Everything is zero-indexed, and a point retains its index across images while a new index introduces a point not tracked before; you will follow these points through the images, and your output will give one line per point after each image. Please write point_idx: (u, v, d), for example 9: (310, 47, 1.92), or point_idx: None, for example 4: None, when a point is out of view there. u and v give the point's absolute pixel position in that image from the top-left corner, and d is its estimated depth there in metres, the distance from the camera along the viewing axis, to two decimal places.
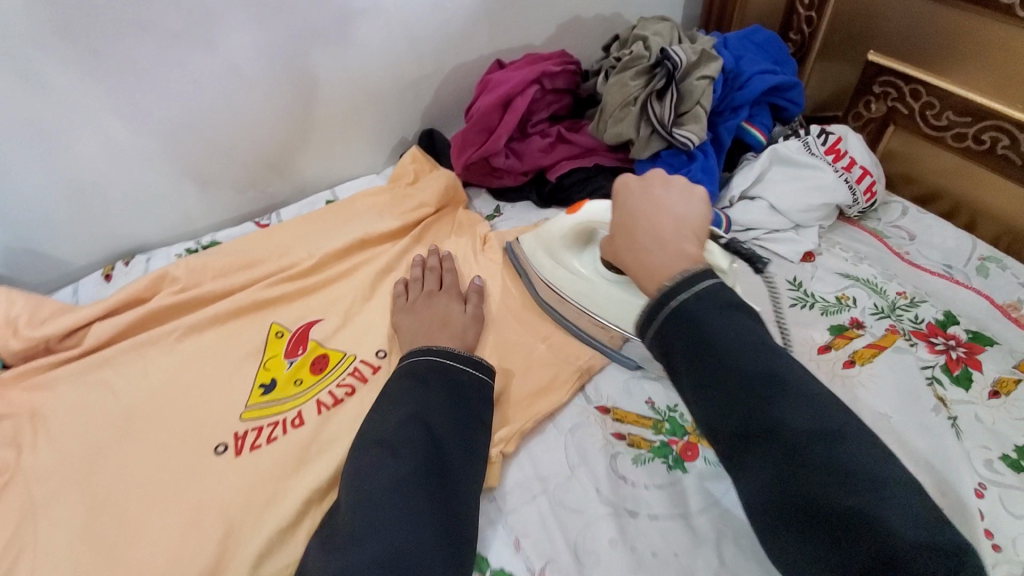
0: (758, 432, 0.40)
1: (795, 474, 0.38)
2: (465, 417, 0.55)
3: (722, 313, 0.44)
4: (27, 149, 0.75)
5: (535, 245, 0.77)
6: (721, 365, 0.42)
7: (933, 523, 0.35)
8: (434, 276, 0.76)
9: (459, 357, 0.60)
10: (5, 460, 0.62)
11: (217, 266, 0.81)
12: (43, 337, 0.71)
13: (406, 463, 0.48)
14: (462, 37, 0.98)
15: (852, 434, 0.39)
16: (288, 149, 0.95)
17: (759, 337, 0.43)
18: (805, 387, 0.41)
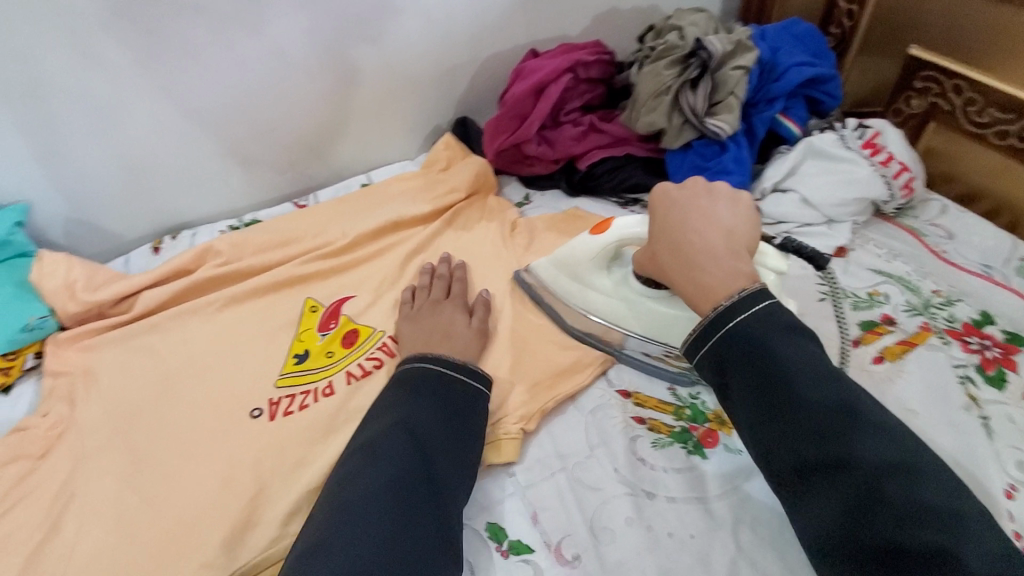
0: (824, 460, 0.40)
1: (865, 505, 0.38)
2: (457, 429, 0.54)
3: (785, 336, 0.44)
4: (88, 125, 0.80)
5: (556, 271, 0.71)
6: (781, 388, 0.43)
7: (1010, 557, 0.35)
8: (442, 284, 0.74)
9: (456, 364, 0.59)
10: (60, 413, 0.67)
11: (257, 242, 0.84)
12: (97, 302, 0.75)
13: (391, 472, 0.48)
14: (499, 27, 1.00)
15: (921, 466, 0.39)
16: (328, 133, 0.98)
17: (821, 363, 0.44)
18: (872, 416, 0.41)
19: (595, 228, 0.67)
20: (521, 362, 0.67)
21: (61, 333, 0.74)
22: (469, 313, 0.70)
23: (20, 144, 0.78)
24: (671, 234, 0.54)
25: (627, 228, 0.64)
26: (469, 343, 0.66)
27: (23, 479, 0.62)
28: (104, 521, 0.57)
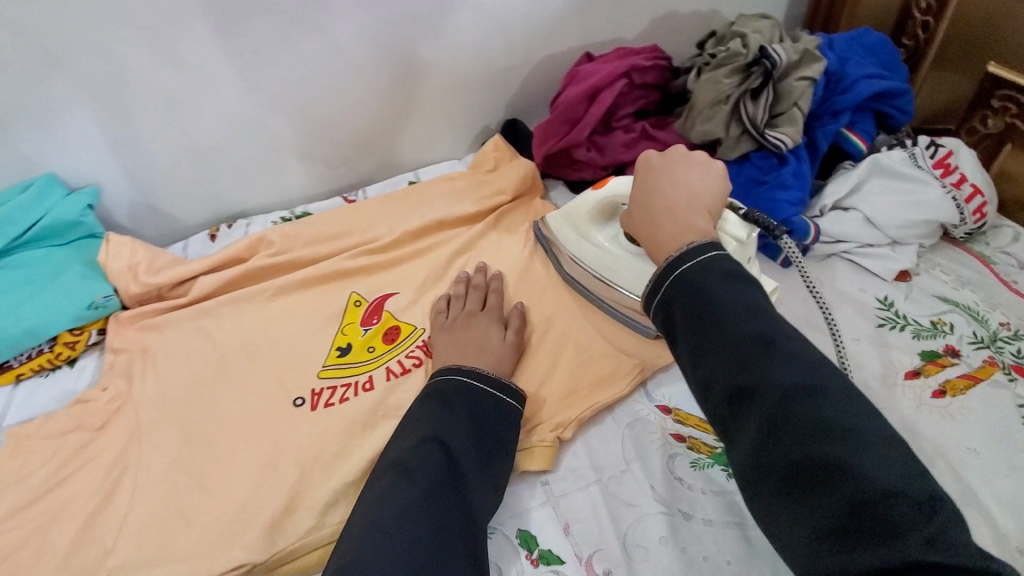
0: (746, 390, 0.39)
1: (779, 430, 0.37)
2: (490, 447, 0.54)
3: (720, 275, 0.44)
4: (157, 114, 0.84)
5: (561, 221, 0.76)
6: (714, 327, 0.42)
7: (916, 477, 0.34)
8: (477, 294, 0.73)
9: (491, 381, 0.59)
10: (119, 388, 0.71)
11: (307, 234, 0.87)
12: (157, 285, 0.79)
13: (426, 487, 0.47)
14: (554, 29, 0.99)
15: (841, 393, 0.38)
16: (380, 130, 1.00)
17: (755, 299, 0.43)
18: (795, 347, 0.40)
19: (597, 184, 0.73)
20: (558, 369, 0.67)
21: (123, 313, 0.78)
22: (504, 325, 0.69)
23: (94, 129, 0.83)
24: (643, 199, 0.55)
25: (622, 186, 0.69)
26: (509, 346, 0.66)
27: (83, 449, 0.65)
28: (153, 495, 0.60)
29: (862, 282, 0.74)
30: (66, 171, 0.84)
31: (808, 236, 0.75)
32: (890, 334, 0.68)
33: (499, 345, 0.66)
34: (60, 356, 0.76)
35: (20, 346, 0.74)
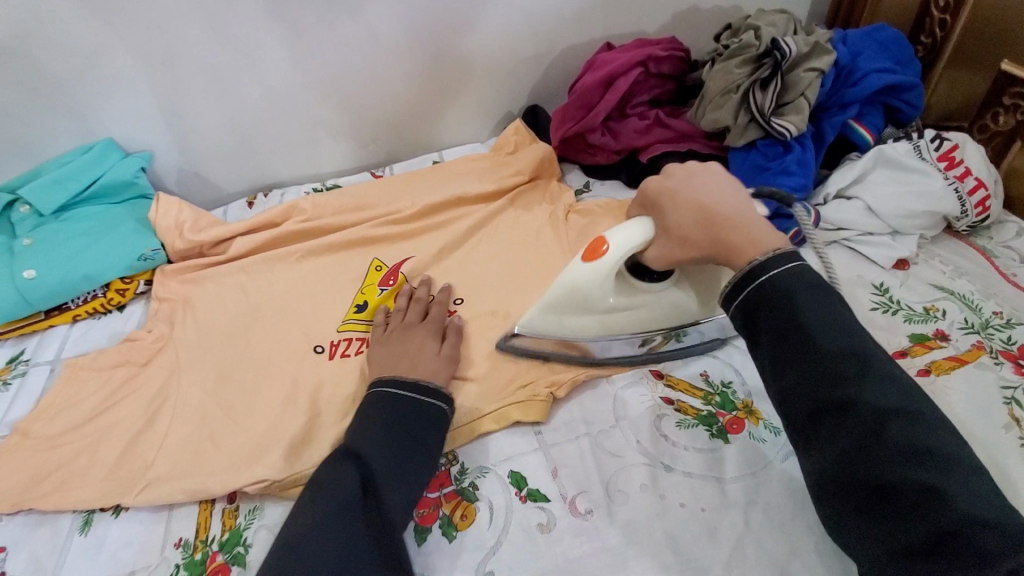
0: (838, 406, 0.43)
1: (871, 446, 0.41)
2: (410, 443, 0.56)
3: (810, 289, 0.46)
4: (206, 87, 0.92)
5: (547, 314, 0.65)
6: (805, 340, 0.45)
7: (1001, 506, 0.39)
8: (418, 307, 0.73)
9: (405, 384, 0.60)
10: (163, 331, 0.78)
11: (336, 204, 0.93)
12: (200, 242, 0.86)
13: (336, 498, 0.50)
14: (578, 20, 1.03)
15: (928, 414, 0.42)
16: (408, 112, 1.06)
17: (842, 316, 0.46)
18: (888, 367, 0.44)
19: (588, 257, 0.60)
20: None
21: (169, 266, 0.86)
22: (440, 338, 0.69)
23: (149, 100, 0.91)
24: (695, 212, 0.55)
25: (628, 243, 0.58)
26: (448, 351, 0.67)
27: (130, 380, 0.73)
28: (188, 423, 0.67)
29: (860, 268, 0.76)
30: (123, 136, 0.93)
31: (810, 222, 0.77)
32: (882, 318, 0.70)
33: (432, 356, 0.66)
34: (112, 301, 0.84)
35: (79, 290, 0.82)
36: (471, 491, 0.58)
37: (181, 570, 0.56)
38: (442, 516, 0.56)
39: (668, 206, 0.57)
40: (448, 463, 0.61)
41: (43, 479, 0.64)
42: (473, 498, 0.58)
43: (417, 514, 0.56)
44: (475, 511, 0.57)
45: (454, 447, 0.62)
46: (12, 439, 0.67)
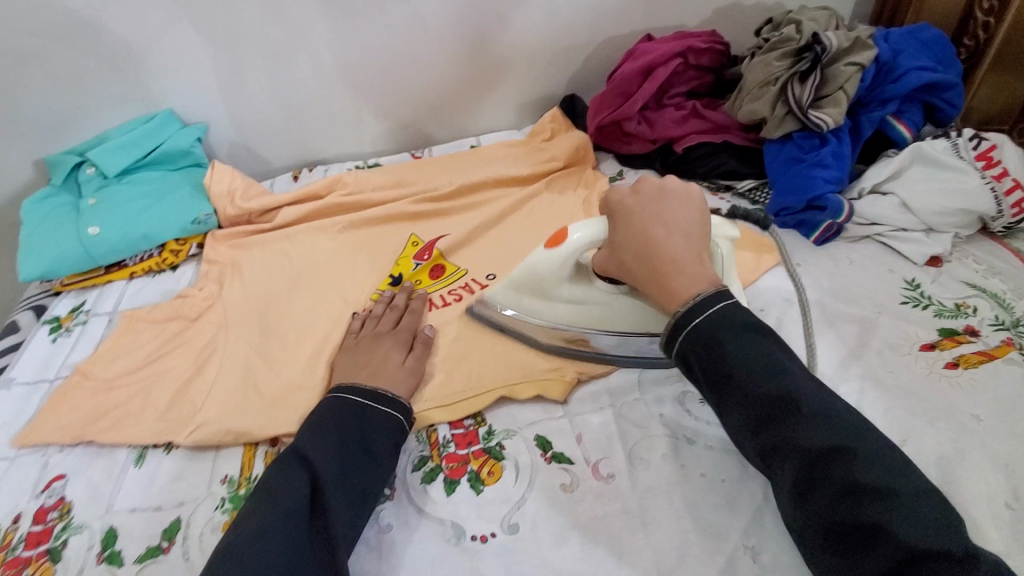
0: (777, 450, 0.47)
1: (813, 487, 0.45)
2: (361, 455, 0.54)
3: (739, 334, 0.49)
4: (261, 64, 0.97)
5: (511, 291, 0.67)
6: (738, 387, 0.48)
7: (943, 529, 0.42)
8: (392, 315, 0.72)
9: (364, 392, 0.59)
10: (213, 290, 0.83)
11: (375, 181, 0.97)
12: (250, 210, 0.91)
13: (285, 504, 0.49)
14: (621, 11, 1.05)
15: (863, 447, 0.45)
16: (449, 96, 1.09)
17: (770, 357, 0.49)
18: (820, 406, 0.46)
19: (551, 240, 0.61)
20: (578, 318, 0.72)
21: (219, 231, 0.91)
22: (409, 349, 0.68)
23: (209, 74, 0.96)
24: (638, 240, 0.56)
25: (586, 235, 0.60)
26: (414, 361, 0.66)
27: (182, 333, 0.78)
28: (233, 374, 0.71)
29: (892, 263, 0.77)
30: (182, 108, 0.98)
31: (841, 215, 0.79)
32: (911, 311, 0.71)
33: (395, 367, 0.64)
34: (165, 261, 0.90)
35: (136, 248, 0.88)
36: (497, 450, 0.60)
37: (226, 503, 0.60)
38: (469, 471, 0.58)
39: (619, 225, 0.57)
40: (477, 423, 0.63)
41: (101, 416, 0.68)
42: (500, 457, 0.59)
43: (447, 467, 0.59)
44: (501, 469, 0.58)
45: (481, 410, 0.64)
46: (75, 379, 0.73)
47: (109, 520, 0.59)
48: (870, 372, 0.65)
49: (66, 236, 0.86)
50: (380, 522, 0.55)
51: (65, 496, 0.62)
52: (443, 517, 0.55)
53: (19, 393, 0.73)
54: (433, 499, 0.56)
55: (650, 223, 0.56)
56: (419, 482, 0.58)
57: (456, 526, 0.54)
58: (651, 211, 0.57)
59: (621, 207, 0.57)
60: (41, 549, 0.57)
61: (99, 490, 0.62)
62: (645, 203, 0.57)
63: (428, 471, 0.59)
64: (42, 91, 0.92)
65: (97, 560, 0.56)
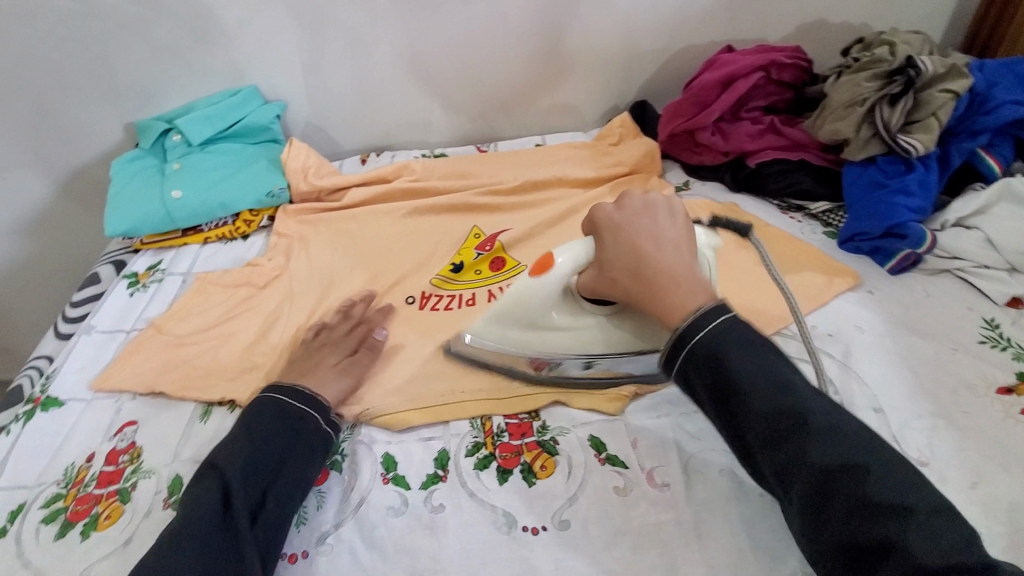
0: (788, 467, 0.44)
1: (826, 504, 0.43)
2: (271, 460, 0.54)
3: (741, 347, 0.47)
4: (345, 48, 1.00)
5: (495, 325, 0.64)
6: (744, 405, 0.46)
7: (961, 545, 0.40)
8: (345, 325, 0.71)
9: (277, 391, 0.60)
10: (280, 261, 0.86)
11: (443, 170, 0.99)
12: (322, 188, 0.94)
13: (188, 513, 0.50)
14: (703, 21, 1.05)
15: (875, 460, 0.43)
16: (519, 93, 1.10)
17: (776, 372, 0.46)
18: (829, 421, 0.45)
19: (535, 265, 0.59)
20: None
21: (290, 206, 0.94)
22: (351, 355, 0.68)
23: (294, 54, 1.00)
24: (628, 258, 0.53)
25: (571, 256, 0.58)
26: (347, 364, 0.66)
27: (249, 299, 0.81)
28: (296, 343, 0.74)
29: (970, 301, 0.74)
30: (265, 86, 1.02)
31: (925, 244, 0.76)
32: (989, 352, 0.68)
33: (326, 368, 0.65)
34: (238, 230, 0.93)
35: (213, 215, 0.92)
36: (552, 446, 0.60)
37: None
38: (522, 463, 0.59)
39: (608, 238, 0.55)
40: (531, 417, 0.63)
41: (171, 369, 0.72)
42: (553, 452, 0.59)
43: (500, 457, 0.59)
44: (554, 465, 0.58)
45: (536, 405, 0.64)
46: (149, 332, 0.76)
47: (175, 469, 0.61)
48: (941, 409, 0.63)
49: (150, 196, 0.91)
50: (431, 503, 0.56)
51: (136, 441, 0.64)
52: (495, 505, 0.55)
53: (97, 340, 0.77)
54: (485, 485, 0.57)
55: (640, 238, 0.54)
56: (471, 467, 0.58)
57: (507, 515, 0.54)
58: (640, 225, 0.55)
59: (608, 223, 0.56)
60: (112, 489, 0.60)
61: (167, 439, 0.64)
62: (628, 218, 0.55)
63: (481, 458, 0.59)
64: (141, 58, 0.97)
65: (164, 504, 0.58)
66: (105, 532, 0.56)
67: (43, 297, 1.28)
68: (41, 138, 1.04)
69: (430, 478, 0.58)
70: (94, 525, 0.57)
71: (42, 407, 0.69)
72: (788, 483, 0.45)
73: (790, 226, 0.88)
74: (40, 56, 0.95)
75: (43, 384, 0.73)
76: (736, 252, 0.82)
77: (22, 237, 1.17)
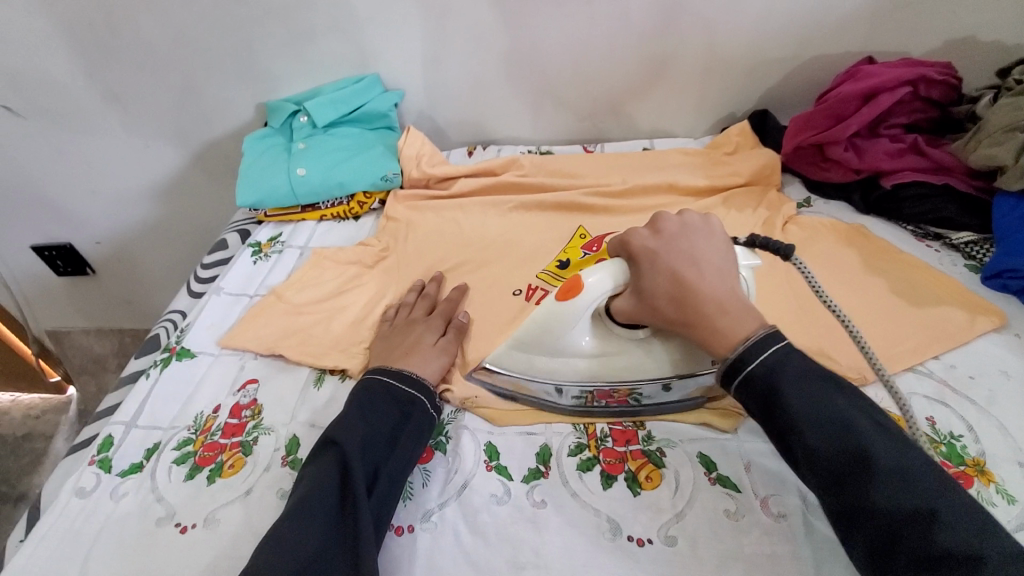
0: (849, 512, 0.43)
1: (894, 554, 0.40)
2: (384, 439, 0.56)
3: (796, 380, 0.47)
4: (466, 41, 1.02)
5: (516, 351, 0.63)
6: (798, 441, 0.45)
7: None
8: (423, 303, 0.75)
9: (387, 373, 0.62)
10: (389, 243, 0.89)
11: (552, 167, 1.00)
12: (432, 175, 0.97)
13: (310, 488, 0.51)
14: (840, 29, 0.98)
15: (949, 506, 0.40)
16: (630, 94, 1.08)
17: (837, 410, 0.45)
18: (895, 462, 0.42)
19: (562, 289, 0.59)
20: None
21: (401, 191, 0.97)
22: (441, 332, 0.70)
23: (417, 45, 1.03)
24: (668, 284, 0.54)
25: (602, 282, 0.57)
26: (445, 342, 0.68)
27: (360, 277, 0.85)
28: None
29: None
30: (386, 74, 1.07)
31: None
32: None
33: (428, 347, 0.67)
34: (351, 211, 0.98)
35: (331, 194, 0.97)
36: (658, 457, 0.58)
37: None
38: (627, 470, 0.57)
39: (645, 264, 0.55)
40: (636, 425, 0.62)
41: (289, 334, 0.76)
42: (660, 464, 0.58)
43: (604, 461, 0.58)
44: (660, 477, 0.56)
45: (643, 415, 0.62)
46: (270, 299, 0.81)
47: (292, 429, 0.65)
48: None
49: (277, 172, 0.97)
50: (534, 497, 0.56)
51: (257, 399, 0.69)
52: (599, 510, 0.54)
53: (225, 301, 0.83)
54: (588, 487, 0.56)
55: (682, 263, 0.54)
56: (574, 468, 0.58)
57: (612, 521, 0.53)
58: (679, 248, 0.55)
59: (644, 250, 0.56)
60: (235, 440, 0.64)
61: (284, 401, 0.68)
62: (666, 241, 0.56)
63: (585, 459, 0.58)
64: (279, 43, 1.03)
65: (282, 462, 0.62)
66: (229, 480, 0.60)
67: (168, 258, 1.41)
68: (184, 112, 1.13)
69: (532, 473, 0.58)
70: (219, 472, 0.61)
71: (177, 357, 0.76)
72: (852, 525, 0.43)
73: (925, 254, 0.81)
74: (192, 36, 1.03)
75: (178, 335, 0.79)
76: (863, 279, 0.77)
77: (157, 201, 1.28)
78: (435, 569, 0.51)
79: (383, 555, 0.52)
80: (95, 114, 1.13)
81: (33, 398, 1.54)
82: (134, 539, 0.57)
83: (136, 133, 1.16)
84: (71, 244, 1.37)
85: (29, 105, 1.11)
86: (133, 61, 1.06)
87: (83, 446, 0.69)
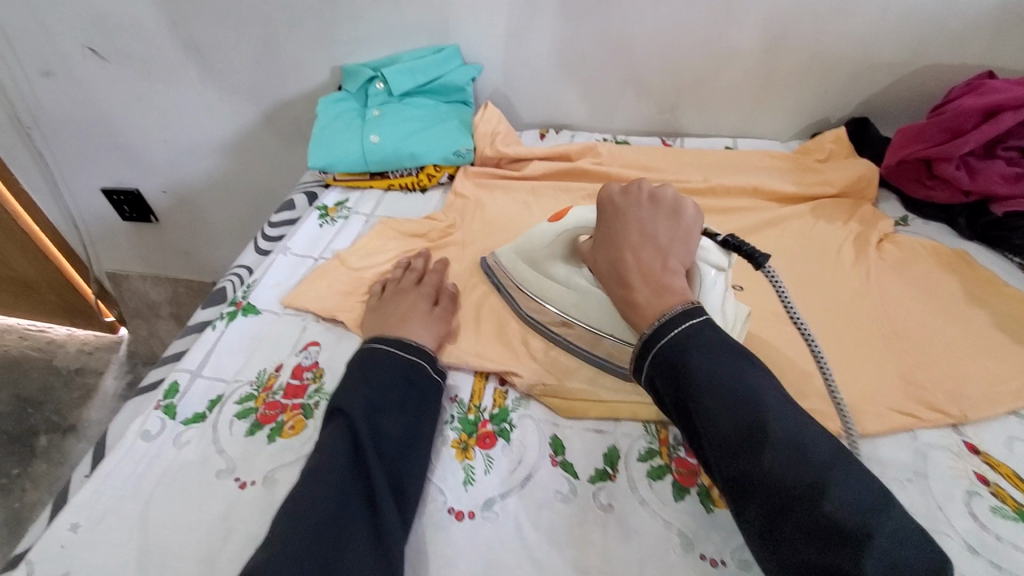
0: (742, 484, 0.41)
1: (781, 522, 0.39)
2: (391, 403, 0.55)
3: (705, 352, 0.45)
4: (553, 19, 0.98)
5: (513, 255, 0.72)
6: (700, 413, 0.43)
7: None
8: (412, 276, 0.73)
9: (386, 339, 0.60)
10: (456, 219, 0.87)
11: (628, 158, 0.96)
12: (503, 155, 0.94)
13: (321, 457, 0.49)
14: (961, 38, 0.91)
15: (839, 480, 0.39)
16: (716, 89, 1.02)
17: (746, 382, 0.43)
18: (794, 437, 0.40)
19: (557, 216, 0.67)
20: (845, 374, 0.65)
21: (471, 168, 0.95)
22: (434, 300, 0.69)
23: (502, 18, 0.99)
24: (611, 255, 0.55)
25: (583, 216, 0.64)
26: (439, 311, 0.67)
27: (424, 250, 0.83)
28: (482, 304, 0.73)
29: None
30: (467, 47, 1.04)
31: None
32: None
33: (421, 313, 0.66)
34: (419, 182, 0.96)
35: (402, 163, 0.95)
36: None
37: (455, 423, 0.60)
38: (700, 484, 0.54)
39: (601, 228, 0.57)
40: None
41: (352, 301, 0.75)
42: None
43: (676, 472, 0.55)
44: None
45: None
46: (334, 263, 0.80)
47: None
48: None
49: (350, 138, 0.95)
50: (600, 499, 0.53)
51: (319, 361, 0.68)
52: (669, 521, 0.51)
53: (291, 261, 0.83)
54: (659, 497, 0.53)
55: (630, 233, 0.55)
56: (644, 474, 0.55)
57: (684, 536, 0.50)
58: (630, 218, 0.55)
59: (605, 215, 0.57)
60: (297, 402, 0.64)
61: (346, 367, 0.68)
62: (621, 211, 0.56)
63: (656, 467, 0.56)
64: (364, 7, 1.02)
65: None
66: (289, 441, 0.60)
67: (230, 213, 1.43)
68: (261, 70, 1.13)
69: (599, 474, 0.55)
70: (280, 432, 0.61)
71: (243, 312, 0.76)
72: (742, 497, 0.41)
73: None
74: None
75: (244, 291, 0.79)
76: (964, 312, 0.71)
77: (226, 156, 1.30)
78: (491, 559, 0.49)
79: (442, 538, 0.51)
80: (175, 64, 1.14)
81: (88, 334, 1.65)
82: (193, 487, 0.57)
83: (212, 86, 1.17)
84: (139, 190, 1.40)
85: (114, 49, 1.13)
86: (219, 13, 1.06)
87: (150, 389, 0.69)
